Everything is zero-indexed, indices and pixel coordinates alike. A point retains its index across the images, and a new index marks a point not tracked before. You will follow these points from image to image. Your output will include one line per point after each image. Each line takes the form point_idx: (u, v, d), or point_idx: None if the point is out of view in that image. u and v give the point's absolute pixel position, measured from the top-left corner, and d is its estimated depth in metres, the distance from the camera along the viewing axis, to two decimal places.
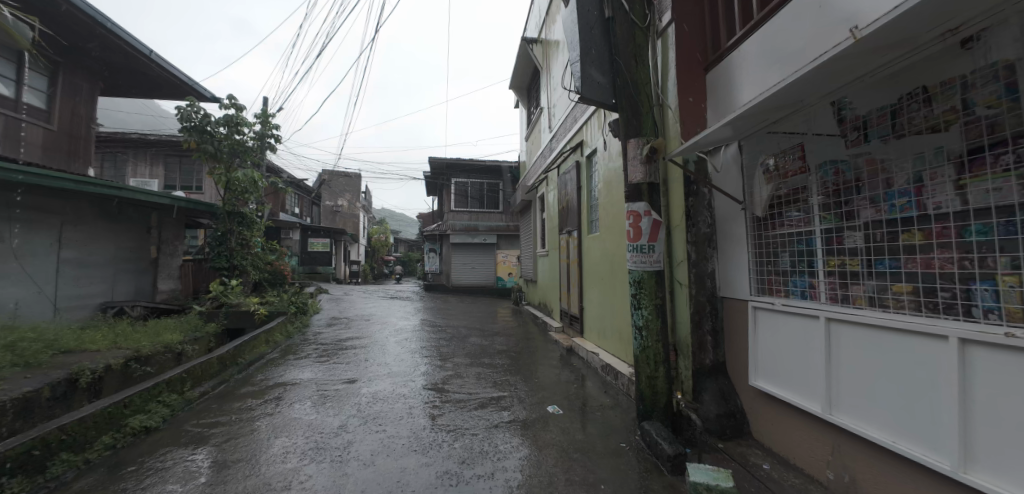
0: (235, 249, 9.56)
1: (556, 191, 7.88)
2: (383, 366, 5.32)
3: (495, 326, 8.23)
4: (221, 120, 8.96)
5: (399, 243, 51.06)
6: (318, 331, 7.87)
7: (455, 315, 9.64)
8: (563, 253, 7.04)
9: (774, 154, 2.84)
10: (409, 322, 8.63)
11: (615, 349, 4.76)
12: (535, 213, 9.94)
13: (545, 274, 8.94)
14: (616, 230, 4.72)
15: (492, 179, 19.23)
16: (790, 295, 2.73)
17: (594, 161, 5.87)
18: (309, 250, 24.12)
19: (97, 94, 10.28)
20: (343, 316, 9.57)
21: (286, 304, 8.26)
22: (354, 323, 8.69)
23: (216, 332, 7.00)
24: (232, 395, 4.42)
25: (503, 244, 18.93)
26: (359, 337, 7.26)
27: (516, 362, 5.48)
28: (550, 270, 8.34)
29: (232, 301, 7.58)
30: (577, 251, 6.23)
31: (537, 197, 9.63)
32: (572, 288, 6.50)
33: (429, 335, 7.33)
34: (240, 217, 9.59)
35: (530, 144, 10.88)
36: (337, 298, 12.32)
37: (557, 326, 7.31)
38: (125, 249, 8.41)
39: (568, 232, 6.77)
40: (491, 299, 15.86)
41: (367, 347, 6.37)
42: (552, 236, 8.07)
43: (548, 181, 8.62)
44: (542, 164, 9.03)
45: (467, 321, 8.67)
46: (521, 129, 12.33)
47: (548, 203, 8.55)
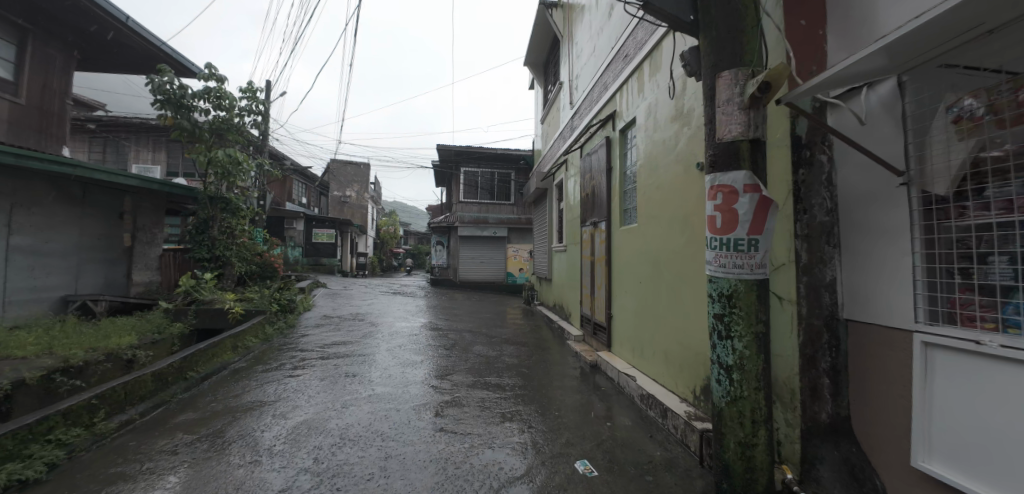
0: (217, 238, 8.62)
1: (578, 176, 6.70)
2: (365, 385, 4.27)
3: (504, 331, 7.15)
4: (201, 93, 7.98)
5: (408, 236, 50.23)
6: (302, 333, 6.87)
7: (460, 317, 8.57)
8: (587, 250, 5.89)
9: (980, 90, 1.70)
10: (407, 324, 7.60)
11: (660, 375, 3.64)
12: (551, 203, 8.77)
13: (562, 273, 7.80)
14: (666, 221, 3.57)
15: (504, 169, 18.08)
16: (1011, 330, 1.57)
17: (629, 135, 4.68)
18: (314, 241, 23.24)
19: (71, 66, 9.41)
20: (335, 314, 8.59)
21: (268, 300, 7.29)
22: (345, 324, 7.68)
23: (182, 333, 6.07)
24: (165, 425, 3.45)
25: (514, 238, 17.85)
26: (347, 342, 6.23)
27: (530, 384, 4.40)
28: (569, 268, 7.21)
29: (204, 298, 6.66)
30: (606, 248, 5.07)
31: (554, 184, 8.44)
32: (598, 292, 5.37)
33: (427, 341, 6.27)
34: (223, 202, 8.65)
35: (547, 126, 9.70)
36: (335, 293, 11.36)
37: (577, 334, 6.20)
38: (93, 236, 7.54)
39: (592, 223, 5.63)
40: (500, 296, 14.82)
41: (351, 358, 5.32)
42: (573, 229, 6.92)
43: (567, 165, 7.48)
44: (560, 146, 7.89)
45: (472, 324, 7.62)
46: (536, 110, 11.17)
47: (568, 190, 7.37)
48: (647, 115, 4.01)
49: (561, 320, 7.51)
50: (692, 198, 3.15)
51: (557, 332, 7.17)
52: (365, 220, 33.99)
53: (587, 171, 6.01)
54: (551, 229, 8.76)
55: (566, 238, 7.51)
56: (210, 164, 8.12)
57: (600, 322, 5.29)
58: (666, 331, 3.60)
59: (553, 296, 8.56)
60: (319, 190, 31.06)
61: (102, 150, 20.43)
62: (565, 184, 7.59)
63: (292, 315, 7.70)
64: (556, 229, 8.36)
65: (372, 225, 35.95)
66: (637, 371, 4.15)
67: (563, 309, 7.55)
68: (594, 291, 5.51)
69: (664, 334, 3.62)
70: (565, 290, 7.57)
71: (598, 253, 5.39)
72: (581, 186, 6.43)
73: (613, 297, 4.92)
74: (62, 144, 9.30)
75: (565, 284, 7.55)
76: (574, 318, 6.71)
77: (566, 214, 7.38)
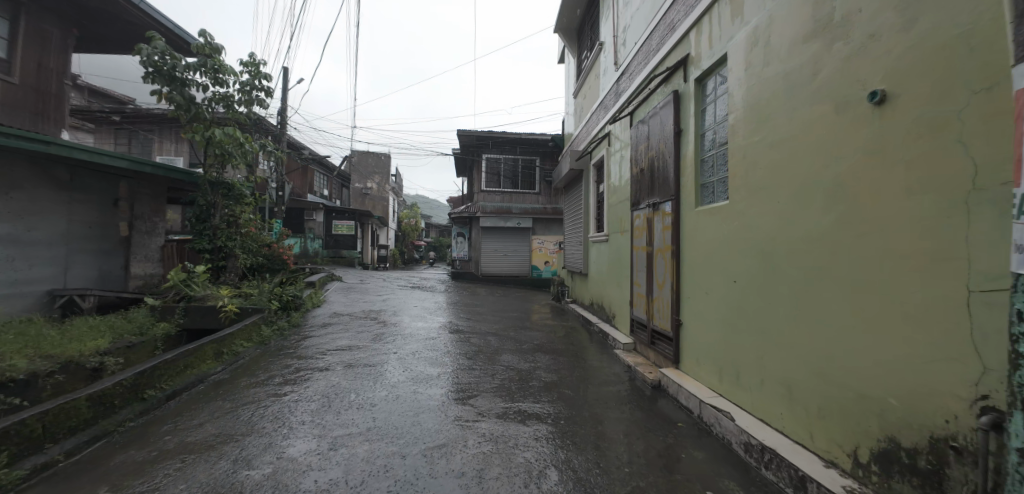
0: (218, 225, 7.67)
1: (627, 148, 5.54)
2: (366, 411, 3.28)
3: (535, 335, 6.08)
4: (197, 64, 7.10)
5: (430, 228, 49.62)
6: (306, 334, 5.99)
7: (484, 316, 7.54)
8: (641, 238, 4.77)
9: None
10: (424, 324, 6.62)
11: (778, 416, 2.52)
12: (587, 185, 7.63)
13: (603, 267, 6.66)
14: (789, 192, 2.44)
15: (528, 155, 16.93)
16: None
17: (710, 84, 3.52)
18: (333, 232, 22.59)
19: (70, 43, 8.81)
20: (345, 311, 7.72)
21: (267, 296, 6.34)
22: (356, 323, 6.79)
23: (167, 334, 5.28)
24: (93, 471, 2.56)
25: (538, 229, 16.72)
26: (354, 347, 5.31)
27: (579, 412, 3.34)
28: (612, 260, 6.09)
29: (195, 294, 5.79)
30: (673, 235, 3.93)
31: (591, 164, 7.29)
32: (658, 292, 4.25)
33: (446, 346, 5.27)
34: (225, 186, 7.79)
35: (581, 101, 8.53)
36: (349, 287, 10.54)
37: (625, 341, 5.09)
38: (84, 225, 6.87)
39: (650, 205, 4.48)
40: (525, 291, 13.76)
41: (355, 369, 4.36)
42: (619, 214, 5.78)
43: (609, 139, 6.31)
44: (600, 118, 6.72)
45: (497, 326, 6.57)
46: (567, 85, 10.00)
47: (611, 167, 6.22)
48: (749, 46, 2.84)
49: (603, 322, 6.36)
50: (854, 152, 2.03)
51: (598, 337, 6.05)
52: (385, 211, 33.43)
53: (640, 140, 4.86)
54: (588, 215, 7.62)
55: (608, 225, 6.38)
56: (208, 144, 7.29)
57: (661, 330, 4.18)
58: (785, 354, 2.49)
59: (590, 294, 7.43)
60: (340, 182, 30.60)
61: (127, 143, 20.41)
62: (607, 162, 6.44)
63: (298, 312, 6.85)
64: (595, 215, 7.23)
65: (393, 217, 35.38)
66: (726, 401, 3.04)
67: (605, 309, 6.43)
68: (652, 290, 4.39)
69: (783, 356, 2.50)
70: (606, 287, 6.45)
71: (658, 242, 4.26)
72: (631, 160, 5.27)
73: (683, 298, 3.79)
74: (60, 127, 8.70)
75: (606, 279, 6.44)
76: (620, 322, 5.60)
77: (610, 197, 6.24)
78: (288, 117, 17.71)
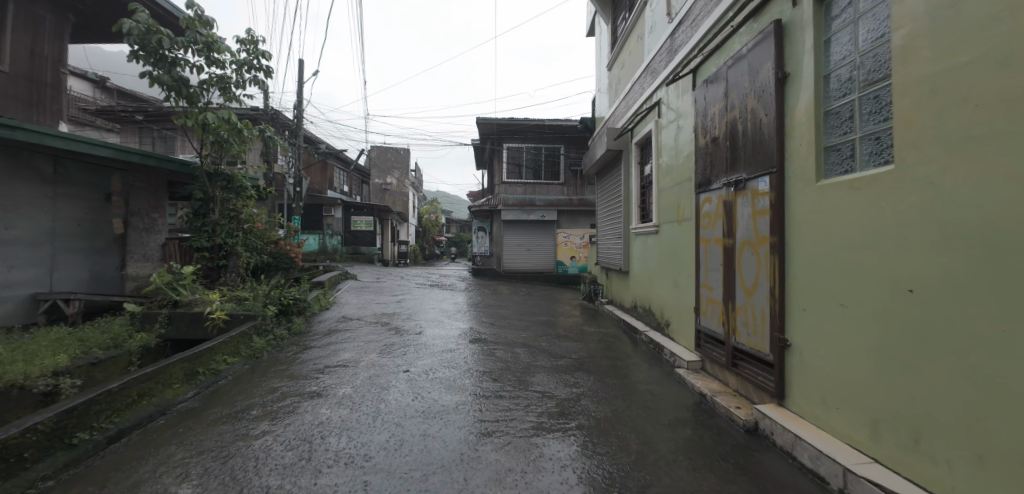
0: (218, 220, 6.86)
1: (686, 116, 4.49)
2: (355, 470, 2.36)
3: (572, 345, 5.05)
4: (187, 41, 6.33)
5: (450, 223, 48.93)
6: (307, 344, 5.17)
7: (510, 320, 6.54)
8: (712, 228, 3.74)
9: None
10: (442, 331, 5.72)
11: None
12: (626, 167, 6.57)
13: (650, 264, 5.62)
14: None
15: (552, 144, 15.86)
16: None
17: (841, 2, 2.49)
18: (352, 229, 21.94)
19: (65, 29, 8.25)
20: (355, 314, 6.91)
21: (264, 300, 5.44)
22: (366, 329, 5.97)
23: (146, 347, 4.51)
24: None
25: (564, 222, 15.65)
26: (358, 361, 4.45)
27: (660, 476, 2.33)
28: (664, 256, 5.05)
29: (181, 299, 4.98)
30: (773, 221, 2.91)
31: (634, 142, 6.22)
32: (745, 298, 3.23)
33: (466, 362, 4.34)
34: (224, 177, 6.98)
35: (618, 72, 7.42)
36: (363, 286, 9.76)
37: (689, 359, 4.06)
38: (73, 222, 6.23)
39: (730, 183, 3.43)
40: (552, 289, 12.75)
41: (353, 396, 3.48)
42: (674, 199, 4.73)
43: (660, 109, 5.24)
44: (646, 85, 5.65)
45: (527, 334, 5.57)
46: (599, 60, 8.91)
47: (661, 142, 5.16)
48: None
49: (656, 331, 5.26)
50: None
51: (649, 350, 4.99)
52: (405, 207, 32.87)
53: (710, 101, 3.81)
54: (628, 203, 6.57)
55: (657, 214, 5.33)
56: (201, 130, 6.48)
57: (751, 350, 3.16)
58: None
59: (633, 296, 6.36)
60: (359, 178, 30.14)
61: (151, 143, 20.41)
62: (656, 137, 5.38)
63: (302, 317, 6.07)
64: (637, 203, 6.17)
65: (413, 213, 34.78)
66: (888, 472, 2.01)
67: (655, 314, 5.38)
68: (734, 295, 3.38)
69: None
70: (655, 288, 5.41)
71: (743, 232, 3.24)
72: (694, 129, 4.23)
73: (791, 308, 2.77)
74: (57, 119, 8.15)
75: (655, 278, 5.40)
76: (679, 332, 4.56)
77: (660, 178, 5.19)
78: (304, 110, 17.16)
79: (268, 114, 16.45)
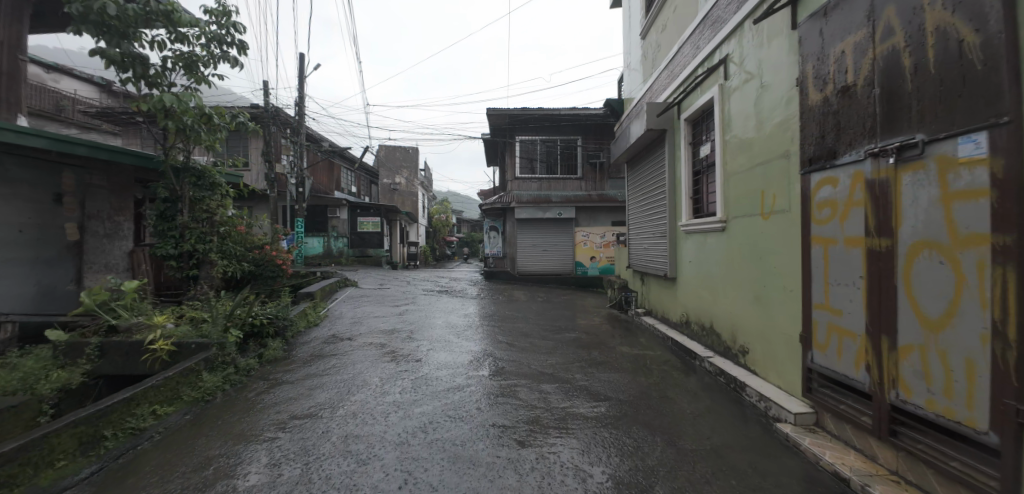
0: (187, 224, 5.71)
1: (779, 68, 3.27)
2: None
3: (617, 379, 3.84)
4: (142, 9, 5.25)
5: (461, 223, 47.89)
6: (279, 377, 4.06)
7: (531, 338, 5.35)
8: (841, 223, 2.55)
9: None
10: (450, 356, 4.58)
11: None
12: (672, 151, 5.36)
13: (711, 270, 4.40)
14: None
15: (569, 135, 14.65)
16: None
17: None
18: (359, 230, 20.47)
19: (24, 12, 7.33)
20: (347, 330, 5.76)
21: (226, 323, 4.18)
22: (358, 351, 4.84)
23: (64, 389, 3.43)
24: None
25: (582, 219, 14.36)
26: (336, 405, 3.32)
27: None
28: (737, 261, 3.85)
29: (116, 324, 3.90)
30: (999, 209, 1.71)
31: (685, 117, 5.00)
32: (925, 333, 2.04)
33: (480, 409, 3.18)
34: (195, 172, 5.86)
35: (656, 38, 6.18)
36: (363, 294, 8.66)
37: (797, 410, 2.84)
38: (13, 227, 5.23)
39: (886, 156, 2.24)
40: (572, 293, 11.51)
41: (312, 478, 2.31)
42: (756, 185, 3.53)
43: (729, 67, 4.01)
44: (706, 41, 4.42)
45: (556, 360, 4.39)
46: (628, 30, 7.67)
47: (730, 112, 3.95)
48: None
49: (726, 358, 4.02)
50: None
51: (720, 384, 3.76)
52: (415, 206, 31.92)
53: (837, 36, 2.61)
54: (675, 194, 5.35)
55: (723, 206, 4.12)
56: (163, 116, 5.42)
57: (942, 420, 1.95)
58: None
59: (684, 310, 5.12)
60: (367, 178, 29.25)
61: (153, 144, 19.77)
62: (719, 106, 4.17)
63: (280, 339, 4.91)
64: (688, 193, 4.95)
65: (423, 213, 33.80)
66: None
67: (721, 336, 4.15)
68: (897, 328, 2.18)
69: None
70: (720, 302, 4.19)
71: (920, 229, 2.04)
72: (798, 85, 3.03)
73: None
74: (16, 113, 7.23)
75: (721, 289, 4.18)
76: (771, 365, 3.34)
77: (730, 159, 3.97)
78: (304, 106, 16.21)
79: (268, 111, 15.55)
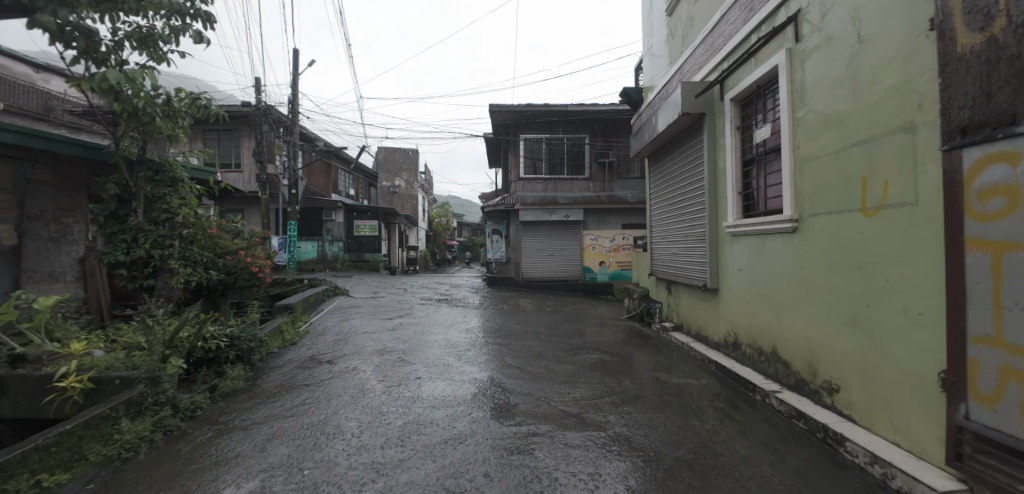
0: (142, 225, 4.84)
1: (894, 13, 2.42)
2: None
3: (666, 425, 2.94)
4: None
5: (462, 227, 46.99)
6: (231, 419, 3.17)
7: (546, 361, 4.45)
8: None
9: None
10: (451, 387, 3.71)
11: None
12: (710, 139, 4.50)
13: (773, 281, 3.54)
14: None
15: (576, 133, 13.85)
16: None
17: None
18: (355, 234, 19.49)
19: None
20: (326, 350, 4.86)
21: (165, 349, 3.31)
22: (337, 379, 3.95)
23: None
24: None
25: (591, 222, 13.48)
26: (294, 469, 2.42)
27: None
28: (821, 271, 3.00)
29: (22, 353, 3.05)
30: None
31: (733, 97, 4.13)
32: None
33: (489, 478, 2.29)
34: (151, 165, 5.00)
35: (687, 10, 5.34)
36: (353, 303, 7.78)
37: (943, 488, 2.00)
38: None
39: None
40: (583, 302, 10.60)
41: None
42: (858, 172, 2.68)
43: (805, 24, 3.15)
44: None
45: (580, 394, 3.50)
46: (650, 10, 6.84)
47: (811, 83, 3.11)
48: None
49: (805, 397, 3.13)
50: None
51: (804, 433, 2.87)
52: (415, 210, 31.05)
53: None
54: (715, 190, 4.48)
55: (793, 203, 3.27)
56: (112, 99, 4.54)
57: None
58: None
59: (729, 327, 4.26)
60: (365, 181, 28.44)
61: None
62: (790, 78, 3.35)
63: (242, 365, 4.03)
64: (734, 188, 4.10)
65: (423, 216, 32.95)
66: None
67: (792, 365, 3.29)
68: None
69: None
70: (789, 322, 3.34)
71: None
72: (937, 29, 2.17)
73: None
74: None
75: (789, 306, 3.33)
76: (887, 413, 2.49)
77: (808, 143, 3.13)
78: (297, 103, 15.43)
79: (260, 109, 14.77)
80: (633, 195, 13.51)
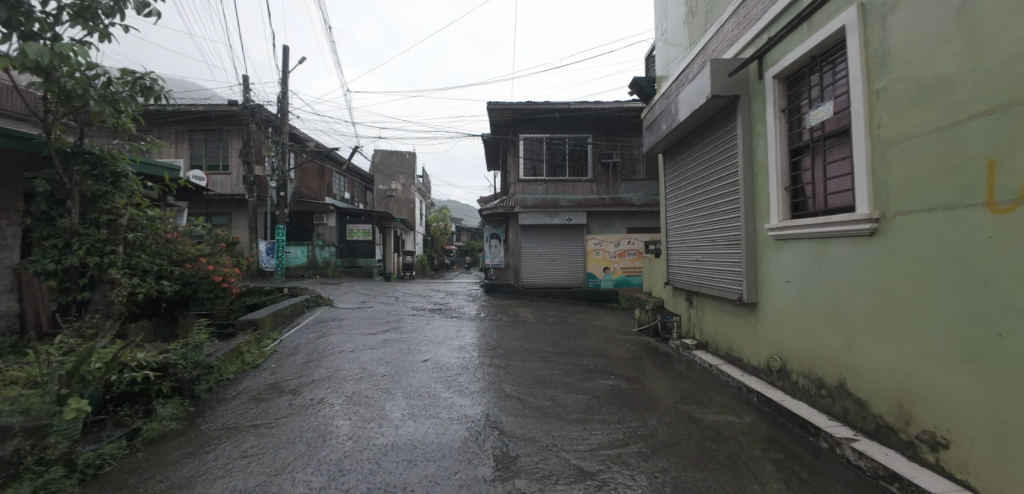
0: (75, 228, 4.13)
1: None
2: None
3: (717, 491, 2.19)
4: None
5: (460, 231, 46.29)
6: (141, 480, 2.42)
7: (551, 390, 3.70)
8: None
9: None
10: (434, 427, 2.97)
11: None
12: (745, 125, 3.79)
13: (839, 296, 2.82)
14: None
15: (578, 133, 13.20)
16: None
17: None
18: (348, 239, 18.73)
19: None
20: (291, 376, 4.11)
21: (70, 387, 2.59)
22: (296, 416, 3.19)
23: None
24: None
25: (594, 226, 12.76)
26: None
27: None
28: (917, 285, 2.28)
29: None
30: None
31: (777, 72, 3.43)
32: None
33: None
34: (90, 158, 4.29)
35: None
36: (336, 314, 7.04)
37: None
38: None
39: None
40: (588, 311, 9.85)
41: None
42: (978, 152, 1.97)
43: None
44: None
45: (597, 441, 2.75)
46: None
47: (897, 43, 2.41)
48: None
49: (897, 452, 2.38)
50: None
51: None
52: (412, 214, 30.32)
53: None
54: (751, 185, 3.77)
55: (873, 196, 2.57)
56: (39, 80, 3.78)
57: None
58: None
59: (773, 349, 3.53)
60: (362, 185, 27.79)
61: None
62: (864, 41, 2.65)
63: (178, 400, 3.30)
64: (779, 182, 3.39)
65: (421, 220, 32.22)
66: None
67: (872, 406, 2.56)
68: None
69: None
70: (865, 350, 2.61)
71: None
72: None
73: None
74: None
75: (867, 328, 2.60)
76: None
77: (896, 119, 2.42)
78: (287, 102, 14.77)
79: (247, 108, 14.11)
80: (638, 197, 12.84)
